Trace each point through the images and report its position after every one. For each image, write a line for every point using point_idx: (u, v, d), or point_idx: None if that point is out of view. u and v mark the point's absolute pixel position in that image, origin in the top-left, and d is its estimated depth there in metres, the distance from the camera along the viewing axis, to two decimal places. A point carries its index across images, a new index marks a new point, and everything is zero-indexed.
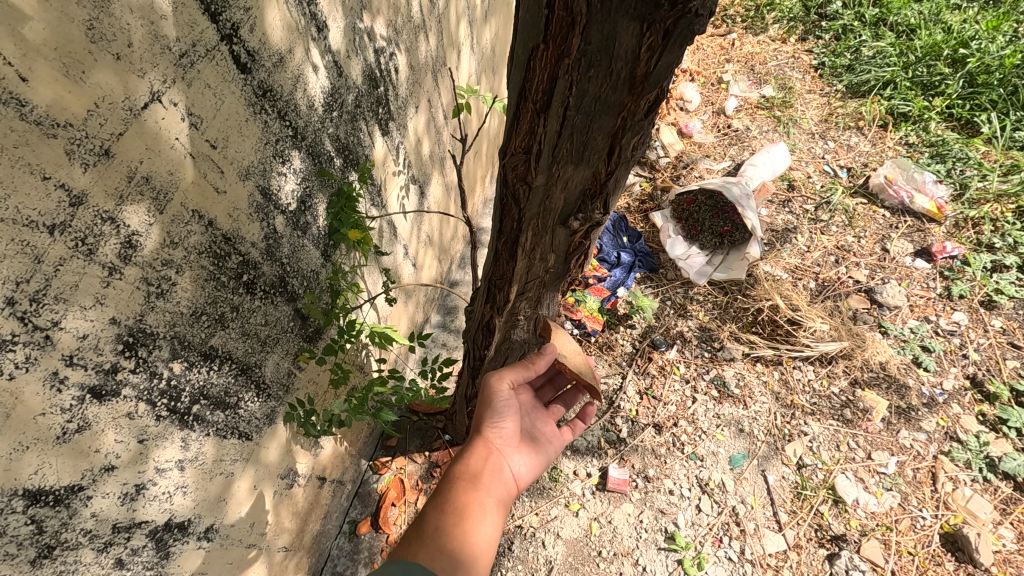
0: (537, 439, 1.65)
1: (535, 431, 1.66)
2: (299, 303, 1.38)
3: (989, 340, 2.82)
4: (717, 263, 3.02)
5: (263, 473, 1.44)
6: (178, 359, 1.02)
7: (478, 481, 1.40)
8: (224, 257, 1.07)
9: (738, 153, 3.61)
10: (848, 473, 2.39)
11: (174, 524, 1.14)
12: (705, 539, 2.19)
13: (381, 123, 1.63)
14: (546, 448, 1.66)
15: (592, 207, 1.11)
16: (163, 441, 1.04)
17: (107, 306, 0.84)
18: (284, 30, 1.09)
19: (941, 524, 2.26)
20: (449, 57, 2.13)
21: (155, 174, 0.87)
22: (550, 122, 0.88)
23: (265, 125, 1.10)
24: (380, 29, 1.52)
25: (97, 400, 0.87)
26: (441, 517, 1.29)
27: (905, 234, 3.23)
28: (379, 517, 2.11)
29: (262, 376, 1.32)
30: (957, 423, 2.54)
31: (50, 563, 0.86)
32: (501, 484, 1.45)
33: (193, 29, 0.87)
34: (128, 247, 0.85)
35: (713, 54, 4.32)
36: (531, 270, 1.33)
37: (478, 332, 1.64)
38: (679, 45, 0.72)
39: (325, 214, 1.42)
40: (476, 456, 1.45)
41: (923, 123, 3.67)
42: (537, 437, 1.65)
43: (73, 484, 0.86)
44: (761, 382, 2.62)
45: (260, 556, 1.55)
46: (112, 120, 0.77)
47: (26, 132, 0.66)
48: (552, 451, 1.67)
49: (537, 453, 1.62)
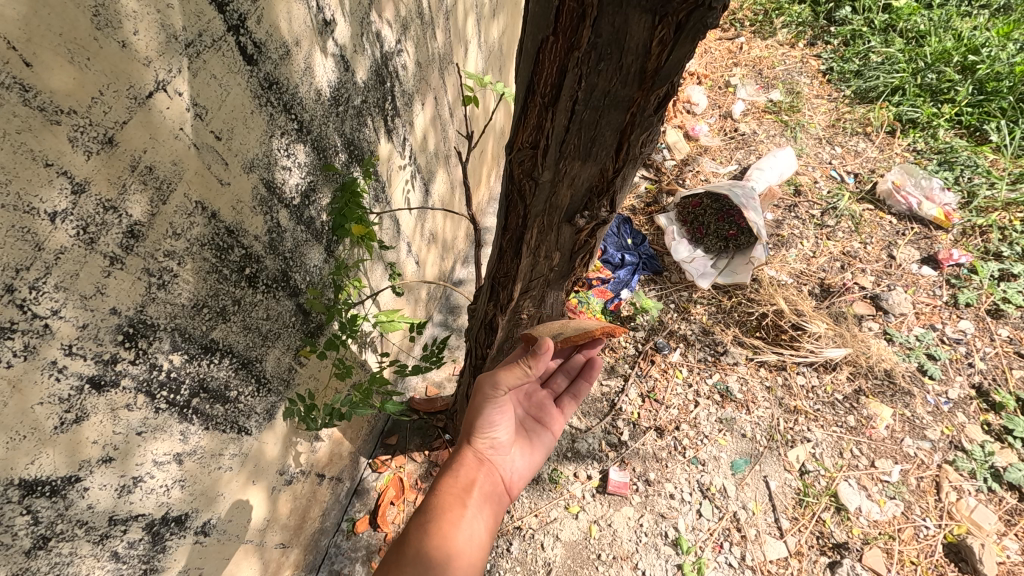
0: (531, 433, 1.58)
1: (528, 427, 1.59)
2: (301, 297, 1.37)
3: (995, 349, 2.79)
4: (721, 266, 3.01)
5: (262, 468, 1.43)
6: (179, 351, 1.02)
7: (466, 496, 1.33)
8: (227, 249, 1.06)
9: (745, 156, 3.60)
10: (851, 481, 2.36)
11: (171, 518, 1.13)
12: (705, 544, 2.18)
13: (387, 119, 1.62)
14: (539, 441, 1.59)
15: (599, 204, 1.10)
16: (162, 433, 1.03)
17: (108, 296, 0.83)
18: (290, 22, 1.08)
19: (945, 534, 2.23)
20: (456, 53, 2.12)
21: (159, 164, 0.86)
22: (558, 115, 0.87)
23: (270, 117, 1.10)
24: (388, 21, 1.51)
25: (96, 391, 0.86)
26: (421, 539, 1.22)
27: (911, 241, 3.21)
28: (377, 516, 2.10)
29: (263, 371, 1.31)
30: (961, 432, 2.52)
31: (45, 555, 0.86)
32: (492, 489, 1.41)
33: (200, 19, 0.86)
34: (130, 237, 0.84)
35: (721, 57, 4.33)
36: (536, 268, 1.33)
37: (480, 330, 1.63)
38: (691, 40, 0.71)
39: (329, 209, 1.40)
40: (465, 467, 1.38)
41: (931, 130, 3.64)
42: (530, 431, 1.58)
43: (69, 476, 0.85)
44: (764, 388, 2.60)
45: (256, 552, 1.54)
46: (117, 107, 0.76)
47: (28, 118, 0.65)
48: (549, 444, 1.61)
49: (531, 449, 1.56)
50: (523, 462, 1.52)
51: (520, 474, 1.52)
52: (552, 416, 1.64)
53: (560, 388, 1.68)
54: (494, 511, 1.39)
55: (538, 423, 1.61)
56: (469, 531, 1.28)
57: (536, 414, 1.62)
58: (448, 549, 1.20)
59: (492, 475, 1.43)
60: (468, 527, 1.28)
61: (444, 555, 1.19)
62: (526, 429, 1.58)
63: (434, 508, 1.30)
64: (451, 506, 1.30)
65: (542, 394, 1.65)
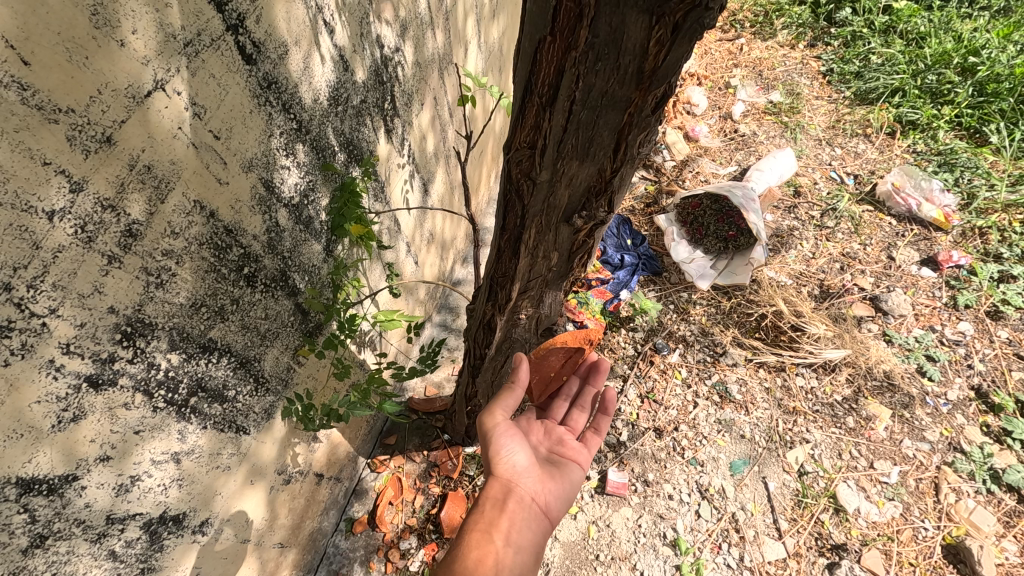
0: (559, 464, 1.51)
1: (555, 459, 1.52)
2: (299, 297, 1.37)
3: (994, 351, 2.79)
4: (721, 267, 3.01)
5: (260, 468, 1.43)
6: (177, 351, 1.02)
7: (491, 529, 1.26)
8: (225, 248, 1.06)
9: (745, 157, 3.60)
10: (850, 482, 2.36)
11: (169, 517, 1.13)
12: (704, 545, 2.18)
13: (386, 120, 1.63)
14: (571, 470, 1.51)
15: (597, 205, 1.10)
16: (160, 433, 1.03)
17: (106, 296, 0.83)
18: (289, 22, 1.08)
19: (944, 535, 2.23)
20: (456, 54, 2.13)
21: (157, 163, 0.86)
22: (556, 115, 0.87)
23: (269, 117, 1.10)
24: (388, 22, 1.51)
25: (93, 390, 0.86)
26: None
27: (911, 242, 3.21)
28: (375, 516, 2.10)
29: (261, 370, 1.31)
30: (961, 434, 2.52)
31: (42, 553, 0.86)
32: (526, 522, 1.32)
33: (198, 18, 0.86)
34: (129, 236, 0.84)
35: (722, 58, 4.33)
36: (534, 267, 1.33)
37: (478, 331, 1.63)
38: (688, 40, 0.71)
39: (327, 208, 1.40)
40: (489, 499, 1.32)
41: (931, 131, 3.64)
42: (558, 462, 1.51)
43: (67, 474, 0.86)
44: (763, 389, 2.60)
45: (254, 551, 1.54)
46: (115, 107, 0.76)
47: (26, 116, 0.65)
48: (582, 474, 1.51)
49: (564, 477, 1.48)
50: (558, 492, 1.43)
51: (557, 503, 1.43)
52: (577, 446, 1.57)
53: (579, 420, 1.64)
54: (530, 544, 1.29)
55: (566, 456, 1.53)
56: (497, 558, 1.21)
57: (563, 448, 1.55)
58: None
59: (524, 504, 1.34)
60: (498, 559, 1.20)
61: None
62: (554, 461, 1.50)
63: (462, 543, 1.24)
64: (476, 541, 1.23)
65: (562, 429, 1.60)
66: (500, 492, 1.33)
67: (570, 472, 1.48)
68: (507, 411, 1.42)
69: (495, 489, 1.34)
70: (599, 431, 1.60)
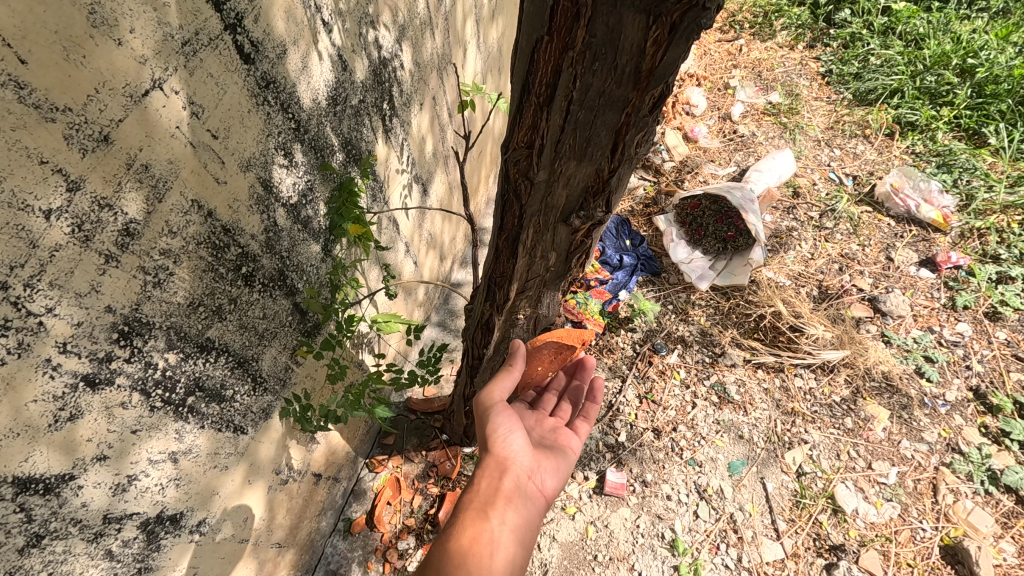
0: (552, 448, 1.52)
1: (547, 444, 1.53)
2: (298, 297, 1.38)
3: (992, 352, 2.79)
4: (719, 268, 3.01)
5: (258, 468, 1.43)
6: (174, 350, 1.02)
7: (487, 509, 1.25)
8: (223, 248, 1.06)
9: (744, 158, 3.60)
10: (848, 482, 2.36)
11: (166, 516, 1.13)
12: (702, 545, 2.18)
13: (384, 120, 1.63)
14: (564, 455, 1.52)
15: (594, 205, 1.11)
16: (157, 432, 1.03)
17: (103, 295, 0.83)
18: (288, 21, 1.08)
19: (941, 536, 2.24)
20: (455, 55, 2.13)
21: (155, 162, 0.86)
22: (553, 116, 0.87)
23: (268, 117, 1.10)
24: (387, 23, 1.52)
25: (90, 389, 0.86)
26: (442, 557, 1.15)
27: (910, 243, 3.22)
28: (373, 516, 2.10)
29: (259, 370, 1.31)
30: (959, 435, 2.52)
31: (39, 552, 0.86)
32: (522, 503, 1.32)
33: (197, 17, 0.86)
34: (126, 235, 0.84)
35: (721, 59, 4.34)
36: (532, 267, 1.34)
37: (476, 330, 1.62)
38: (685, 40, 0.72)
39: (326, 208, 1.41)
40: (486, 478, 1.32)
41: (930, 132, 3.64)
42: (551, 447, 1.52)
43: (64, 473, 0.86)
44: (762, 389, 2.60)
45: (252, 552, 1.54)
46: (113, 106, 0.76)
47: (24, 115, 0.65)
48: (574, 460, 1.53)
49: (558, 461, 1.49)
50: (552, 475, 1.43)
51: (552, 485, 1.43)
52: (568, 434, 1.59)
53: (569, 411, 1.67)
54: (527, 523, 1.29)
55: (556, 442, 1.55)
56: (495, 535, 1.20)
57: (553, 436, 1.58)
58: (470, 556, 1.15)
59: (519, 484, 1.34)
60: (494, 538, 1.20)
61: (465, 561, 1.13)
62: (547, 447, 1.51)
63: (459, 521, 1.24)
64: (472, 520, 1.23)
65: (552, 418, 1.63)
66: (497, 472, 1.33)
67: (562, 458, 1.50)
68: (504, 392, 1.44)
69: (493, 469, 1.33)
70: (588, 420, 1.63)
